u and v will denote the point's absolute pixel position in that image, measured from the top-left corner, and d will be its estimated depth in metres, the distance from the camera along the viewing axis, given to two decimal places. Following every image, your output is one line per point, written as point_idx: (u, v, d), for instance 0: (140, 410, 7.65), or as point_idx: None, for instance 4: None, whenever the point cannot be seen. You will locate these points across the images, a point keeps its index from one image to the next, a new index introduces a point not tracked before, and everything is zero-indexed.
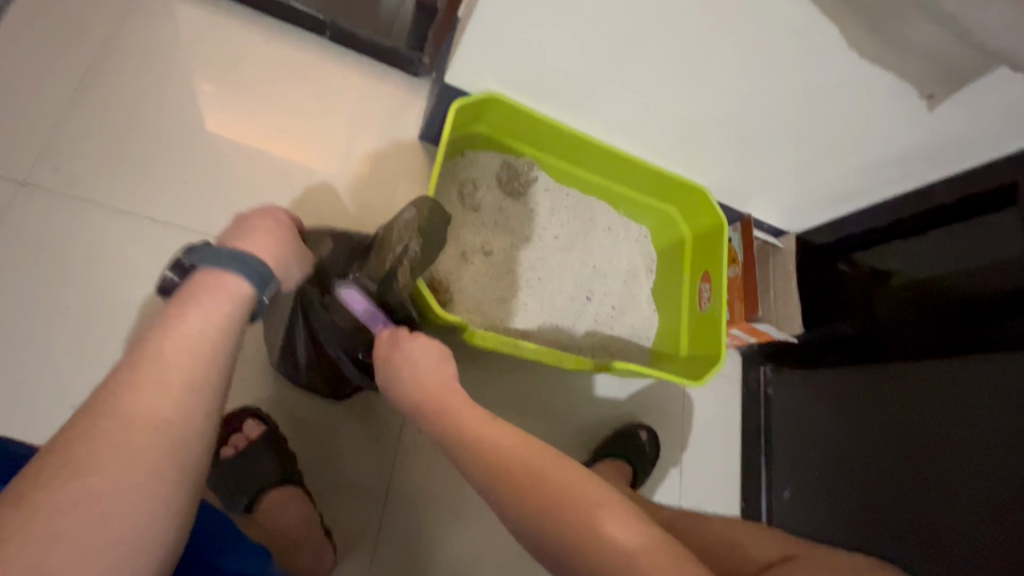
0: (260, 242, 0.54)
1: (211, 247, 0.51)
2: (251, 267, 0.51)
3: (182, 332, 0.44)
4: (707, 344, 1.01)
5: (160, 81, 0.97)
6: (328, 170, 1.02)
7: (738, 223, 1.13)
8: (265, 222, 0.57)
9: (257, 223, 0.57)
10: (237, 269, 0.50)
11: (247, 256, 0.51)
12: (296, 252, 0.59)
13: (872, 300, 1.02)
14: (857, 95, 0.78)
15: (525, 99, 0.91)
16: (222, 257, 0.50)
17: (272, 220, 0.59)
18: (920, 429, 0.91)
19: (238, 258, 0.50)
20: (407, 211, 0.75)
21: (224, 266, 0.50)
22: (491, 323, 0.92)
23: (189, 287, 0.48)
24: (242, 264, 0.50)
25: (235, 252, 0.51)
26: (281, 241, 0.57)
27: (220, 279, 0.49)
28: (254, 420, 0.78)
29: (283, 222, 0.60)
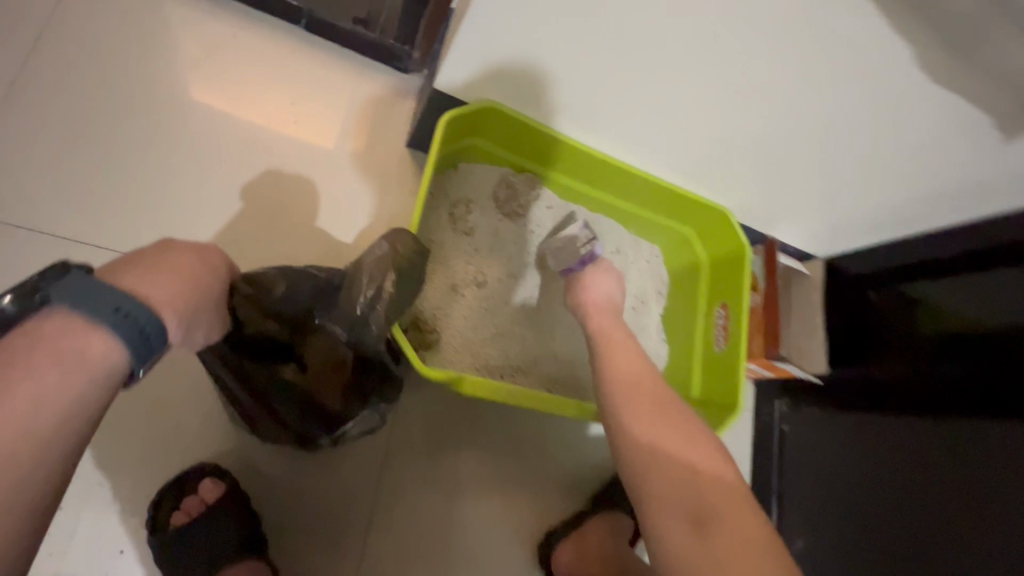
0: (162, 285, 0.42)
1: (85, 285, 0.37)
2: (139, 326, 0.38)
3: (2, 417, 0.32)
4: (722, 388, 0.91)
5: (114, 79, 0.86)
6: (301, 180, 0.90)
7: (761, 247, 1.02)
8: (180, 261, 0.46)
9: (168, 260, 0.45)
10: (118, 327, 0.37)
11: (137, 308, 0.38)
12: (208, 308, 0.47)
13: (911, 343, 0.92)
14: (918, 119, 0.66)
15: (527, 109, 0.79)
16: (99, 304, 0.37)
17: (190, 259, 0.47)
18: (947, 496, 0.82)
19: (123, 310, 0.38)
20: (376, 247, 0.66)
21: (97, 320, 0.37)
22: (483, 364, 0.83)
23: (30, 348, 0.35)
24: (122, 319, 0.37)
25: (122, 299, 0.38)
26: (193, 288, 0.45)
27: (84, 340, 0.36)
28: (210, 480, 0.69)
29: (199, 258, 0.47)
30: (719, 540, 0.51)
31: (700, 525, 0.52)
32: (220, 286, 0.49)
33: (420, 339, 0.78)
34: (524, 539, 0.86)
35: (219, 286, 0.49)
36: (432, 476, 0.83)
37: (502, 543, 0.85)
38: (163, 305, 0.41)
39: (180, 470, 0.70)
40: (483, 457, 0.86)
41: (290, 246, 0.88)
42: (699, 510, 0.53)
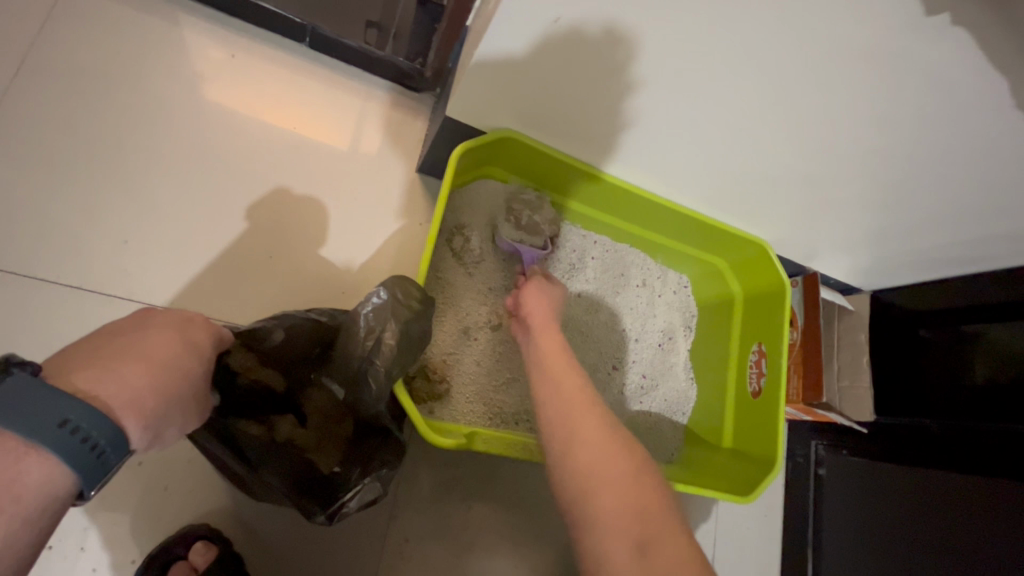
0: (122, 382, 0.35)
1: (30, 392, 0.31)
2: (88, 445, 0.32)
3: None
4: (757, 437, 0.84)
5: (100, 100, 0.80)
6: (301, 208, 0.84)
7: (800, 279, 0.94)
8: (154, 346, 0.38)
9: (137, 345, 0.38)
10: (59, 446, 0.31)
11: (87, 423, 0.32)
12: (186, 395, 0.40)
13: (964, 396, 0.84)
14: (1000, 158, 0.58)
15: (548, 141, 0.71)
16: (43, 418, 0.31)
17: (168, 339, 0.40)
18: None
19: (71, 425, 0.31)
20: (374, 296, 0.58)
21: (37, 438, 0.31)
22: (497, 413, 0.76)
23: None
24: (65, 438, 0.31)
25: (72, 411, 0.31)
26: (166, 378, 0.38)
27: (21, 463, 0.30)
28: (202, 543, 0.64)
29: (176, 338, 0.40)
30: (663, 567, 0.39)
31: (641, 548, 0.41)
32: (202, 367, 0.43)
33: (428, 389, 0.72)
34: None
35: (200, 366, 0.42)
36: (440, 532, 0.77)
37: None
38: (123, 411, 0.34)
39: (171, 531, 0.65)
40: (496, 510, 0.80)
41: (287, 280, 0.81)
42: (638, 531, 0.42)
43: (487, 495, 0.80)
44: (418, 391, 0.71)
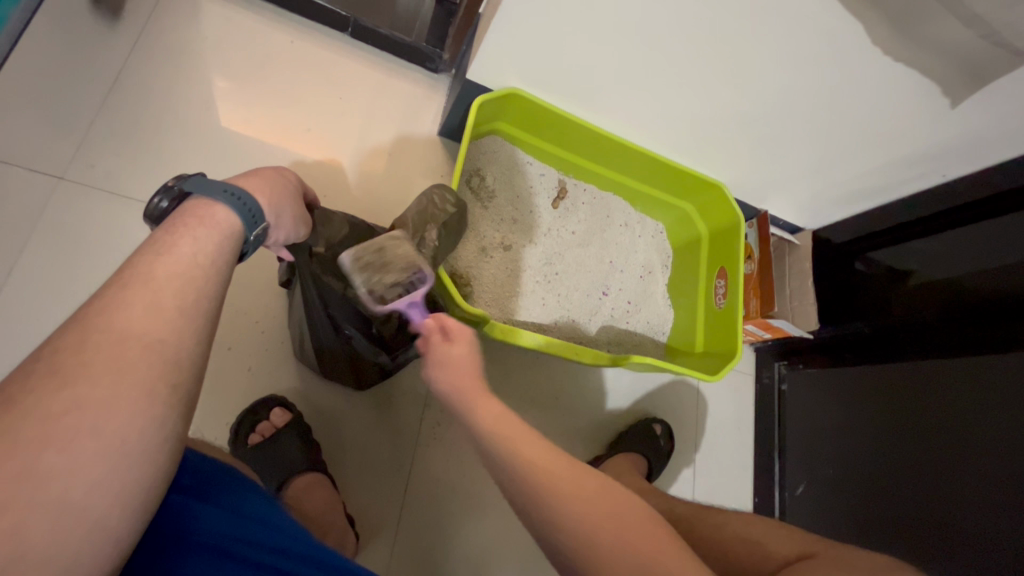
0: (257, 184, 0.53)
1: (205, 179, 0.49)
2: (245, 205, 0.49)
3: (171, 257, 0.43)
4: (723, 340, 1.02)
5: (186, 78, 0.99)
6: (348, 163, 1.04)
7: (755, 220, 1.14)
8: (270, 172, 0.56)
9: (260, 171, 0.55)
10: (228, 203, 0.48)
11: (241, 192, 0.49)
12: (294, 210, 0.58)
13: (888, 300, 1.03)
14: (880, 91, 0.78)
15: (543, 95, 0.91)
16: (214, 188, 0.48)
17: (272, 172, 0.57)
18: (928, 435, 0.93)
19: (230, 191, 0.49)
20: (421, 202, 0.78)
21: (214, 199, 0.48)
22: (509, 317, 0.95)
23: (179, 218, 0.46)
24: (232, 198, 0.48)
25: (229, 186, 0.49)
26: (282, 190, 0.55)
27: (208, 210, 0.47)
28: (279, 408, 0.80)
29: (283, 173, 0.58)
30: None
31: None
32: (301, 199, 0.60)
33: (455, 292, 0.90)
34: None
35: (299, 198, 0.60)
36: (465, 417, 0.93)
37: None
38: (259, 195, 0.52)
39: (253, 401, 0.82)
40: None
41: None
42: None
43: None
44: None
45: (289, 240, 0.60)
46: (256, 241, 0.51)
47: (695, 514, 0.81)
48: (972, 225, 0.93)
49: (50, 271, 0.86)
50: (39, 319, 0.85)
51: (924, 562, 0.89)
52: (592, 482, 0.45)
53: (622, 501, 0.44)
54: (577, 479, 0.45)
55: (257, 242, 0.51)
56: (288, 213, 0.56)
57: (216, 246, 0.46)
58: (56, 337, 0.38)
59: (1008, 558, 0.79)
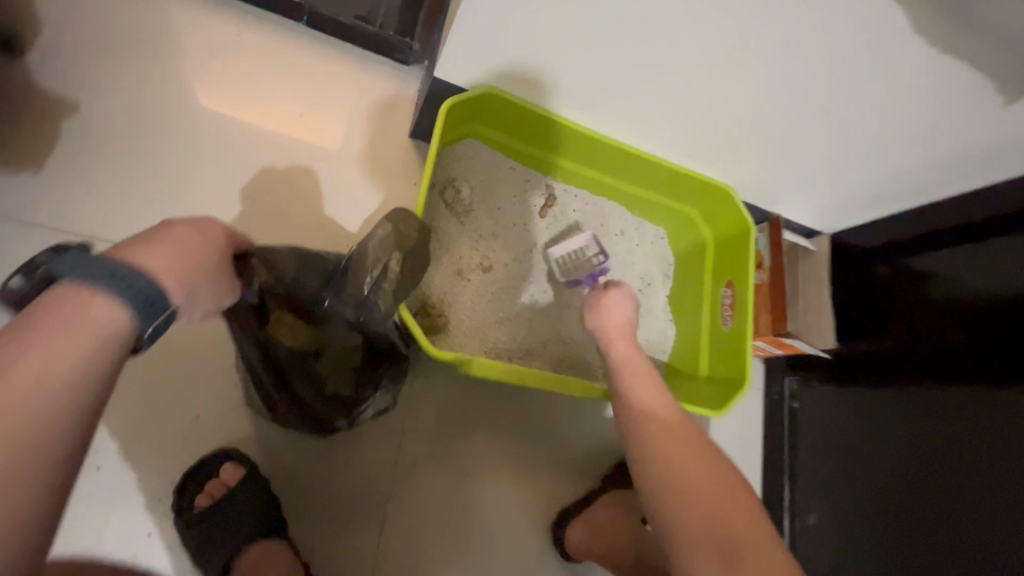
0: (163, 256, 0.43)
1: (89, 256, 0.39)
2: (139, 293, 0.39)
3: (17, 380, 0.34)
4: (731, 364, 0.91)
5: (121, 83, 0.88)
6: (308, 173, 0.92)
7: (765, 224, 1.02)
8: (183, 234, 0.46)
9: (171, 234, 0.45)
10: (116, 294, 0.38)
11: (131, 275, 0.39)
12: (211, 277, 0.47)
13: (913, 314, 0.92)
14: (918, 86, 0.66)
15: (524, 94, 0.80)
16: (99, 271, 0.38)
17: (188, 232, 0.46)
18: (956, 477, 0.83)
19: (121, 278, 0.38)
20: (379, 229, 0.66)
21: (95, 287, 0.38)
22: (492, 346, 0.84)
23: (42, 314, 0.36)
24: (122, 288, 0.38)
25: (120, 269, 0.39)
26: (193, 258, 0.45)
27: (85, 304, 0.37)
28: (230, 463, 0.72)
29: (205, 232, 0.48)
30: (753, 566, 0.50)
31: (731, 558, 0.51)
32: (224, 258, 0.50)
33: (428, 323, 0.80)
34: (538, 517, 0.87)
35: (222, 258, 0.50)
36: (444, 455, 0.85)
37: (516, 520, 0.87)
38: (161, 273, 0.41)
39: (201, 455, 0.73)
40: (497, 435, 0.88)
41: (298, 238, 0.90)
42: (728, 535, 0.53)
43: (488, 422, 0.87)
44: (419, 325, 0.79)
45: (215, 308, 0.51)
46: (155, 333, 0.41)
47: None
48: (1014, 236, 0.81)
49: None
50: None
51: None
52: (692, 459, 0.58)
53: (718, 468, 0.58)
54: (704, 455, 0.59)
55: (157, 334, 0.42)
56: (202, 285, 0.46)
57: (87, 358, 0.36)
58: None
59: None
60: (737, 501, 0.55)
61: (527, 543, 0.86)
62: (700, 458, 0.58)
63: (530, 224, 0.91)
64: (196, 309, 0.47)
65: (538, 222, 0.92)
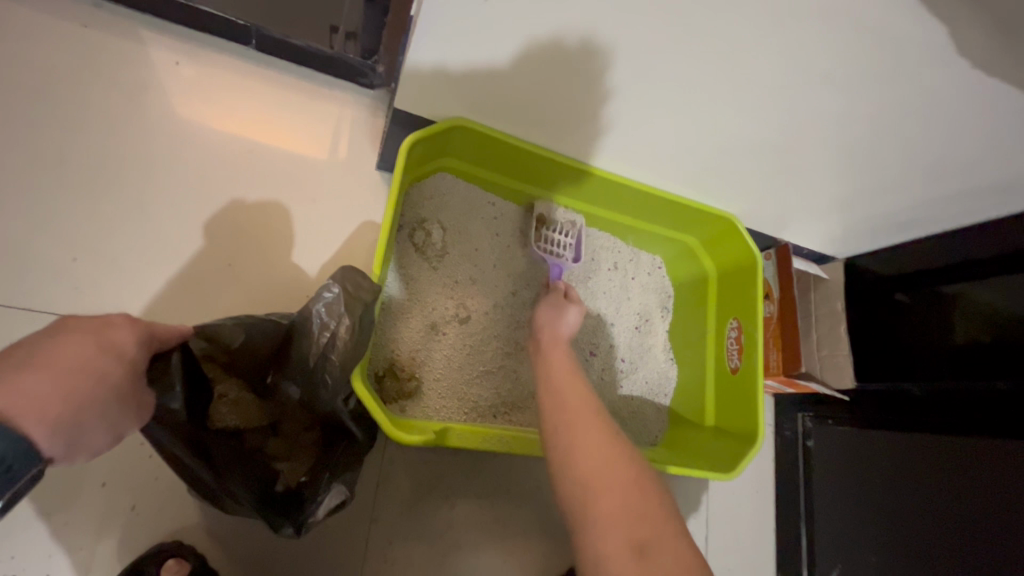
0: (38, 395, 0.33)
1: None
2: None
3: None
4: (741, 413, 0.82)
5: (40, 118, 0.78)
6: (264, 212, 0.82)
7: (772, 251, 0.93)
8: (66, 355, 0.36)
9: (54, 357, 0.35)
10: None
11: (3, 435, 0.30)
12: (111, 402, 0.38)
13: (946, 348, 0.83)
14: (952, 111, 0.57)
15: (500, 126, 0.70)
16: None
17: (81, 349, 0.37)
18: (996, 544, 0.74)
19: None
20: (325, 291, 0.57)
21: None
22: (472, 407, 0.75)
23: None
24: None
25: None
26: (77, 389, 0.35)
27: None
28: (174, 559, 0.62)
29: (113, 352, 0.39)
30: (664, 567, 0.42)
31: (642, 548, 0.43)
32: (133, 370, 0.40)
33: (398, 387, 0.71)
34: None
35: (125, 375, 0.39)
36: (423, 533, 0.76)
37: None
38: (25, 420, 0.32)
39: (141, 550, 0.64)
40: (485, 506, 0.79)
41: (251, 288, 0.80)
42: (638, 534, 0.44)
43: (473, 490, 0.79)
44: (388, 391, 0.70)
45: (113, 439, 0.41)
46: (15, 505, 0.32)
47: None
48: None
49: None
50: None
51: None
52: (609, 450, 0.50)
53: (637, 470, 0.49)
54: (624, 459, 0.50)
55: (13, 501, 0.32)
56: (91, 426, 0.36)
57: None
58: None
59: None
60: (651, 513, 0.46)
61: None
62: (616, 458, 0.49)
63: (512, 266, 0.81)
64: (83, 449, 0.37)
65: (520, 262, 0.82)
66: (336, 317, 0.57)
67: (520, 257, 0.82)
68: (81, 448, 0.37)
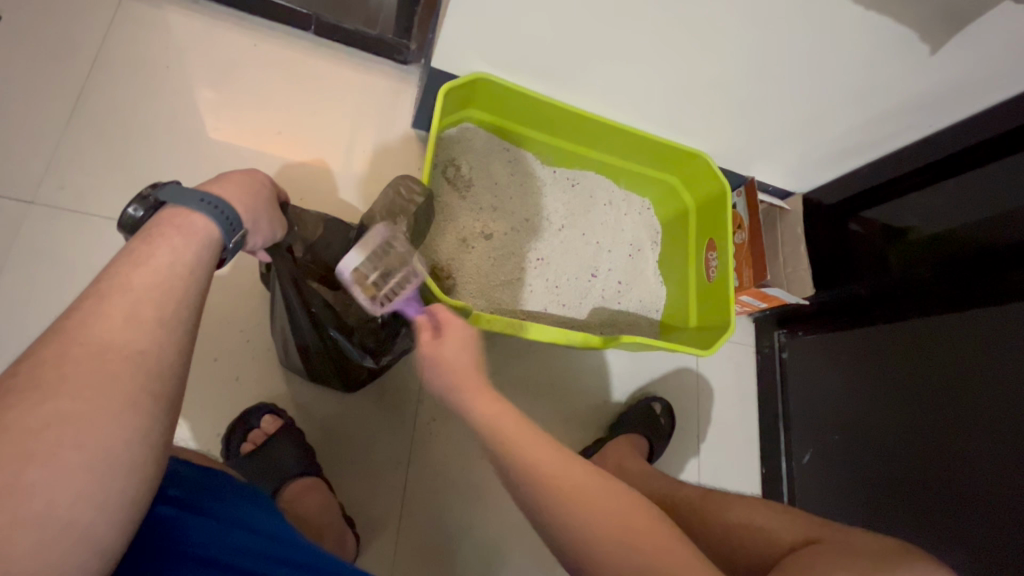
0: (231, 188, 0.49)
1: (177, 185, 0.45)
2: (222, 211, 0.45)
3: (149, 267, 0.39)
4: (718, 311, 0.99)
5: (151, 89, 0.99)
6: (324, 162, 1.03)
7: (742, 188, 1.12)
8: (240, 174, 0.52)
9: (230, 175, 0.51)
10: (206, 213, 0.44)
11: (220, 200, 0.45)
12: (269, 214, 0.53)
13: (886, 257, 1.00)
14: (858, 47, 0.75)
15: (513, 78, 0.89)
16: (189, 196, 0.44)
17: (246, 173, 0.53)
18: (929, 398, 0.91)
19: (207, 199, 0.45)
20: (387, 194, 0.77)
21: (190, 207, 0.44)
22: (496, 306, 0.93)
23: (152, 227, 0.42)
24: (209, 206, 0.45)
25: (204, 194, 0.45)
26: (253, 189, 0.51)
27: (186, 220, 0.43)
28: (270, 415, 0.80)
29: (266, 180, 0.55)
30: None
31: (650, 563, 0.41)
32: (275, 201, 0.55)
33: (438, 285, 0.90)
34: None
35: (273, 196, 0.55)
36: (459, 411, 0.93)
37: None
38: (235, 197, 0.48)
39: (242, 410, 0.81)
40: None
41: None
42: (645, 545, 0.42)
43: None
44: None
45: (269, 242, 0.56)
46: (237, 248, 0.47)
47: (700, 497, 0.80)
48: (946, 179, 0.92)
49: (26, 295, 0.86)
50: (18, 344, 0.84)
51: (923, 520, 0.89)
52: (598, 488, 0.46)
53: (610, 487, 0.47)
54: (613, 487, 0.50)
55: (237, 249, 0.48)
56: (265, 215, 0.52)
57: (193, 261, 0.42)
58: (29, 352, 0.35)
59: (997, 510, 0.80)
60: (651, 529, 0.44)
61: None
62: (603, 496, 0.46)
63: (524, 199, 1.01)
64: (262, 235, 0.53)
65: (530, 195, 1.02)
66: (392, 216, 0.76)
67: (530, 191, 1.02)
68: (262, 234, 0.52)
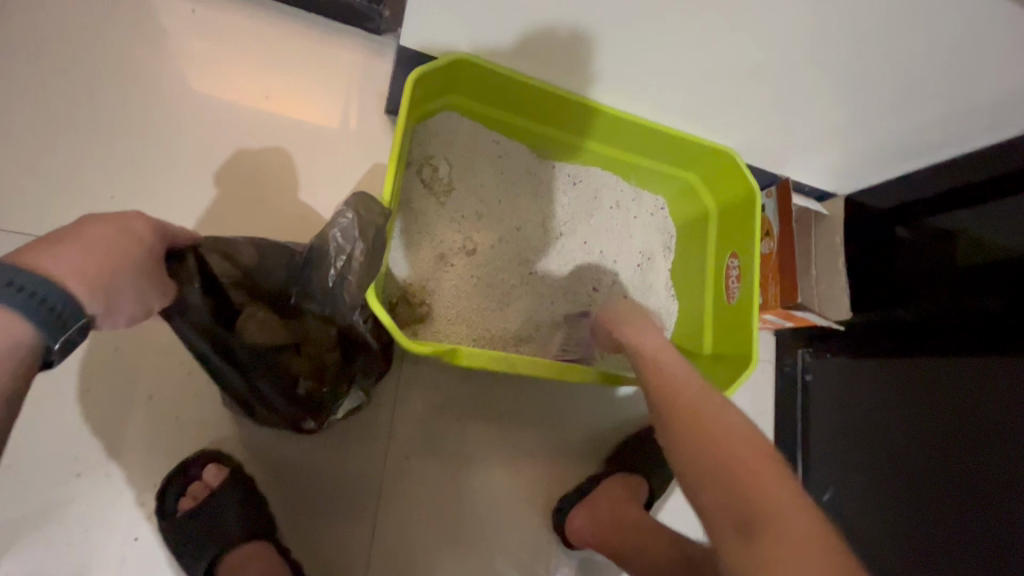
0: (71, 258, 0.37)
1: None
2: (40, 303, 0.34)
3: None
4: (737, 338, 0.86)
5: (71, 64, 0.83)
6: (279, 154, 0.87)
7: (773, 188, 0.95)
8: (96, 233, 0.40)
9: (81, 234, 0.40)
10: (13, 304, 0.33)
11: (39, 285, 0.34)
12: (136, 278, 0.42)
13: (937, 276, 0.86)
14: (942, 25, 0.58)
15: (498, 58, 0.73)
16: None
17: (108, 228, 0.41)
18: (982, 449, 0.77)
19: (20, 285, 0.34)
20: (341, 216, 0.60)
21: None
22: (479, 333, 0.80)
23: None
24: (19, 295, 0.33)
25: (17, 275, 0.34)
26: (109, 256, 0.40)
27: None
28: (214, 465, 0.70)
29: (138, 233, 0.43)
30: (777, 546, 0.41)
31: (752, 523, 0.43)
32: (151, 259, 0.44)
33: (410, 312, 0.77)
34: (539, 504, 0.85)
35: (150, 255, 0.44)
36: (436, 447, 0.82)
37: (518, 511, 0.84)
38: (69, 275, 0.36)
39: (183, 457, 0.71)
40: (494, 428, 0.85)
41: (271, 226, 0.85)
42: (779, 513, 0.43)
43: (483, 413, 0.85)
44: (401, 315, 0.77)
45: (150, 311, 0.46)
46: (69, 345, 0.37)
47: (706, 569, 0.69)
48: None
49: None
50: None
51: None
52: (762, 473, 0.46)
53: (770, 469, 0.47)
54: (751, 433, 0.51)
55: (72, 344, 0.37)
56: (127, 287, 0.40)
57: None
58: None
59: None
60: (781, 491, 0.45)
61: (528, 533, 0.84)
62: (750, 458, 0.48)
63: (515, 203, 0.86)
64: (124, 312, 0.42)
65: (522, 199, 0.87)
66: (347, 241, 0.60)
67: (523, 193, 0.87)
68: (124, 311, 0.41)
